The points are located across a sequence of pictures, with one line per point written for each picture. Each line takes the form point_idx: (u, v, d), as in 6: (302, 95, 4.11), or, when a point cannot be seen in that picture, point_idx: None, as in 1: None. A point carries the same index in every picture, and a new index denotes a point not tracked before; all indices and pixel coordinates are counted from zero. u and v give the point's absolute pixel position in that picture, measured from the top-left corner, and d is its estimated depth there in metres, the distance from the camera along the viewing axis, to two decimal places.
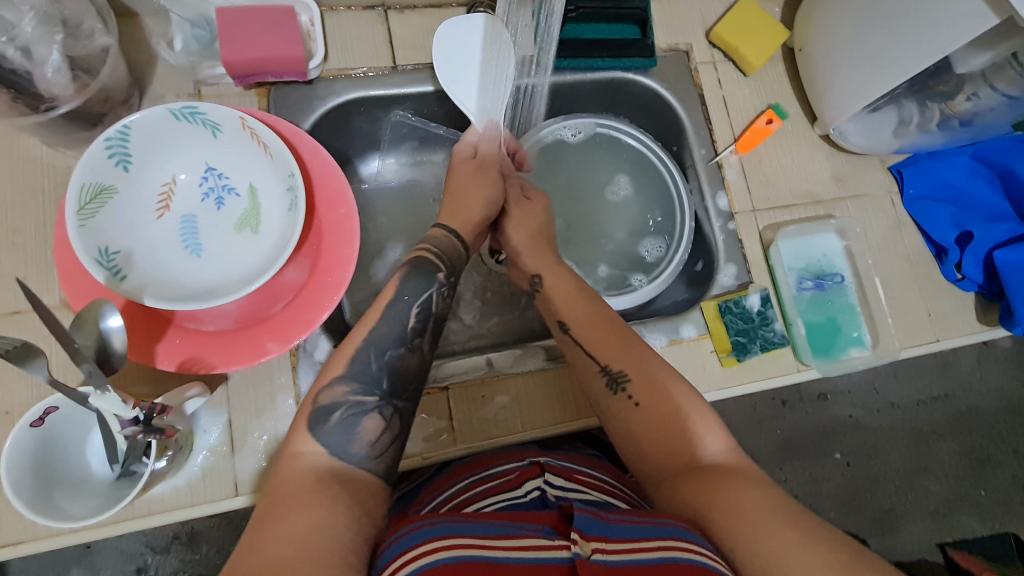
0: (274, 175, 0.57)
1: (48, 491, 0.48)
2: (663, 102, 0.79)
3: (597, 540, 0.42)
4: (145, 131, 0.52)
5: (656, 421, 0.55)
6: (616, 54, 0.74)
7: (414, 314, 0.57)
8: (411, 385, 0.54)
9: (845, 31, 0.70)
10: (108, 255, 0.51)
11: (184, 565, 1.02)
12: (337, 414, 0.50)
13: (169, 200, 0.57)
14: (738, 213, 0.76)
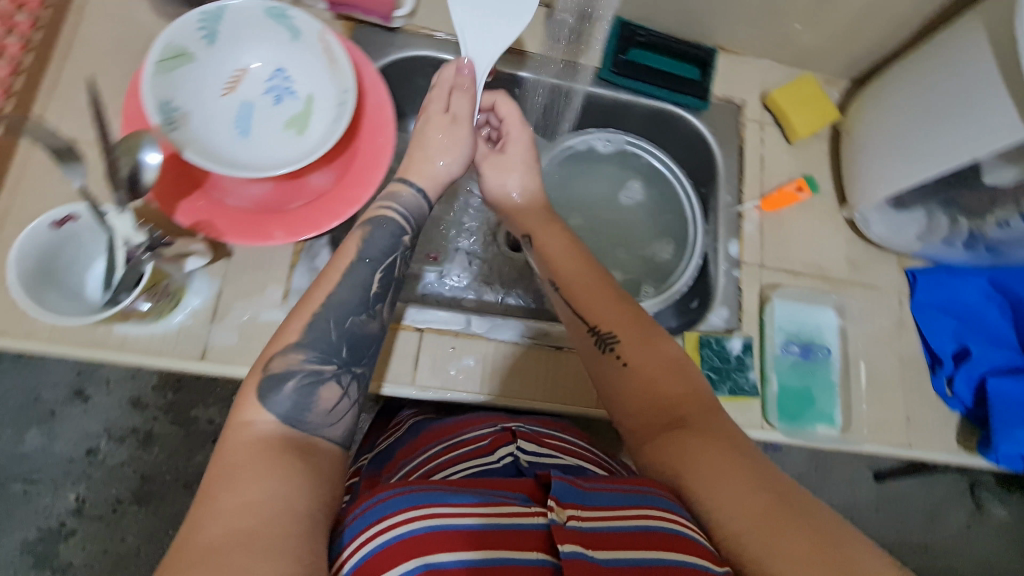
0: (332, 88, 0.62)
1: (42, 288, 0.52)
2: (703, 143, 0.83)
3: (572, 508, 0.43)
4: (236, 17, 0.59)
5: (653, 368, 0.56)
6: (673, 87, 0.80)
7: (377, 278, 0.57)
8: (366, 349, 0.55)
9: (892, 122, 0.74)
10: (168, 108, 0.57)
11: (132, 460, 1.07)
12: (291, 381, 0.50)
13: (236, 84, 0.63)
14: (746, 263, 0.78)
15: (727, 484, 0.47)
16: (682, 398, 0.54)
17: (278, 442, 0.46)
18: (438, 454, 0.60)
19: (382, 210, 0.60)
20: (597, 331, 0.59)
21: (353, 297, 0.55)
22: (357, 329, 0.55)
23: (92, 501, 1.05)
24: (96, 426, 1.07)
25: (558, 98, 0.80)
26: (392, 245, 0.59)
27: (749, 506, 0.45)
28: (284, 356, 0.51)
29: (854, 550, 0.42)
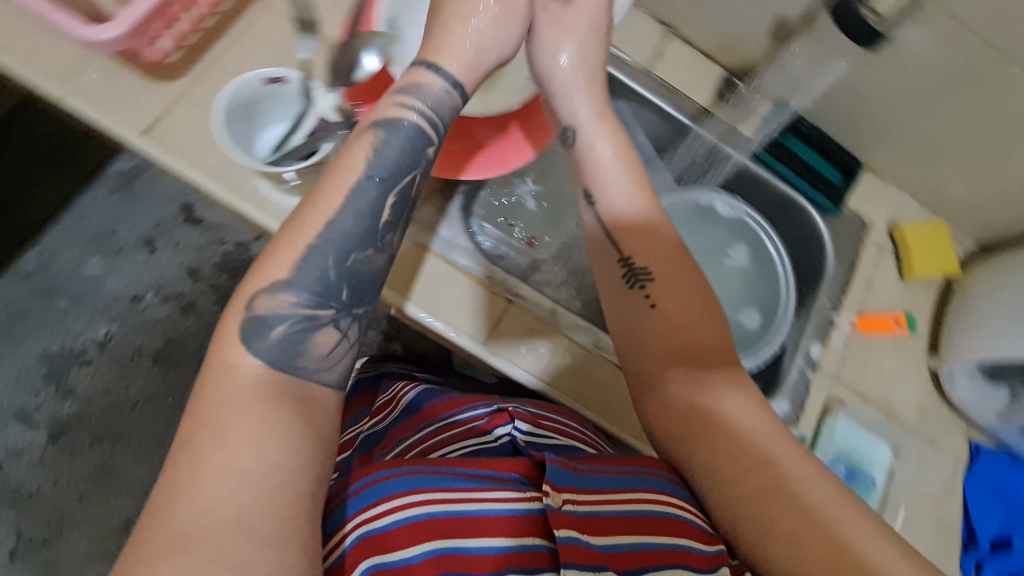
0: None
1: (238, 122, 0.72)
2: (819, 245, 0.89)
3: (568, 490, 0.61)
4: None
5: (685, 319, 0.70)
6: (813, 183, 0.94)
7: (392, 203, 0.63)
8: (365, 291, 0.62)
9: (1012, 301, 0.81)
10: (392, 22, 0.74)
11: (168, 319, 1.53)
12: (281, 328, 0.56)
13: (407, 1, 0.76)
14: (820, 368, 0.85)
15: (721, 431, 0.64)
16: (702, 350, 0.69)
17: (269, 386, 0.54)
18: (443, 433, 0.83)
19: (397, 109, 0.64)
20: (646, 292, 0.71)
21: (356, 231, 0.61)
22: (360, 265, 0.61)
23: (118, 337, 1.49)
24: (148, 277, 1.54)
25: (715, 155, 0.93)
26: (415, 154, 0.64)
27: (746, 447, 0.63)
28: (268, 294, 0.57)
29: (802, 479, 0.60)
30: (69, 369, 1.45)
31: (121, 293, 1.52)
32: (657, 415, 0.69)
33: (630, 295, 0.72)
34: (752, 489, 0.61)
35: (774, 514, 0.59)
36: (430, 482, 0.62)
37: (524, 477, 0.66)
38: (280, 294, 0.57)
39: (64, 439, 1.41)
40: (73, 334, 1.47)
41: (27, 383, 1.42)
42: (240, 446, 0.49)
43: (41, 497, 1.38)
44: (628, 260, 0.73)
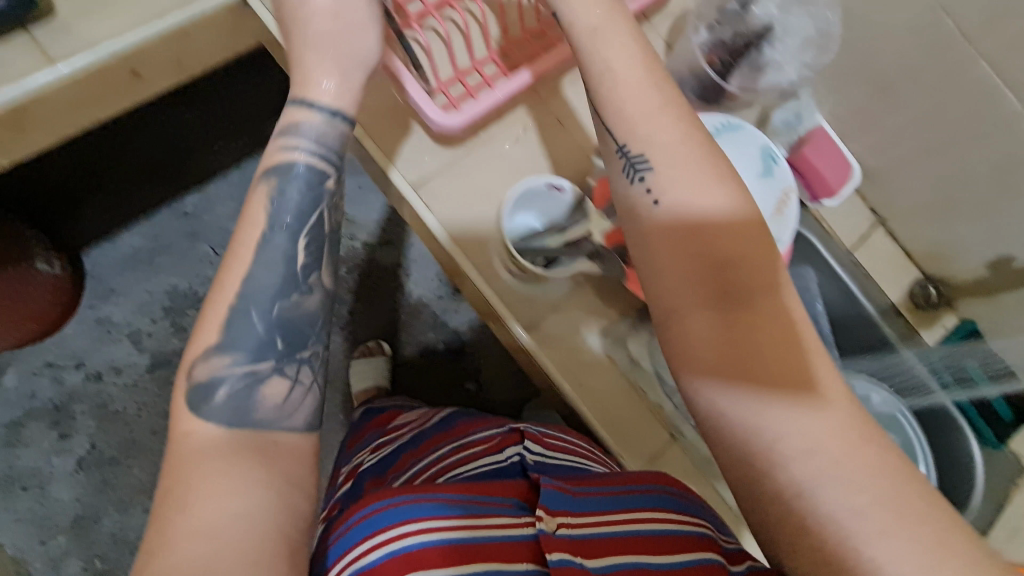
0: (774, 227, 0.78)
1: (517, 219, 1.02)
2: (971, 472, 1.09)
3: (561, 514, 0.73)
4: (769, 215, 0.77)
5: (710, 235, 0.67)
6: (987, 420, 1.14)
7: (303, 245, 0.77)
8: (303, 334, 0.75)
9: None
10: None
11: None
12: (224, 390, 0.67)
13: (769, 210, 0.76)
14: None
15: (760, 400, 0.63)
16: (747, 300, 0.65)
17: (227, 443, 0.64)
18: (455, 453, 0.91)
19: (287, 162, 0.78)
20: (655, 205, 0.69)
21: (276, 285, 0.73)
22: (288, 311, 0.74)
23: None
24: None
25: (906, 373, 1.19)
26: (314, 192, 0.79)
27: (790, 430, 0.62)
28: (208, 363, 0.68)
29: (842, 463, 0.60)
30: (187, 309, 1.54)
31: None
32: (691, 380, 0.67)
33: (641, 205, 0.70)
34: (786, 475, 0.61)
35: (805, 505, 0.60)
36: (428, 505, 0.70)
37: (521, 501, 0.77)
38: (216, 358, 0.68)
39: (162, 369, 1.50)
40: (202, 279, 1.56)
41: (148, 309, 1.52)
42: (201, 500, 0.56)
43: (126, 417, 1.46)
44: (629, 153, 0.71)
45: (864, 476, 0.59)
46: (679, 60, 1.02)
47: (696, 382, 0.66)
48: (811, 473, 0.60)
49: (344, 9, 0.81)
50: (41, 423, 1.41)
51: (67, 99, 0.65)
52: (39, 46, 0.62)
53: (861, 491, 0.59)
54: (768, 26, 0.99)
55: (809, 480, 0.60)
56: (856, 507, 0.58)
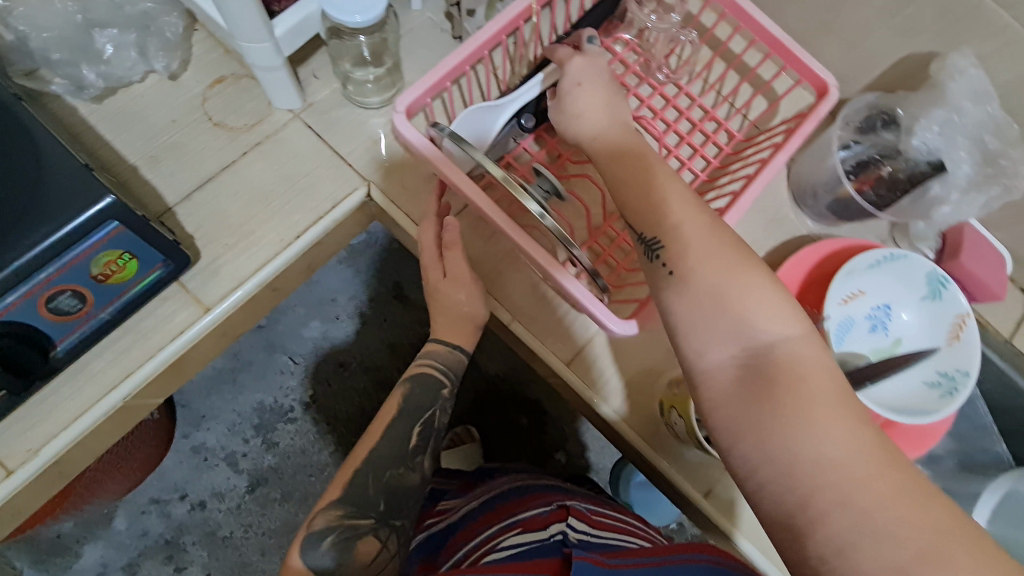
0: (942, 354, 0.67)
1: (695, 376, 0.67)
2: None
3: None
4: (954, 360, 0.66)
5: (635, 194, 0.52)
6: None
7: (417, 431, 0.69)
8: (399, 503, 0.67)
9: None
10: (949, 375, 0.66)
11: (335, 378, 1.60)
12: (329, 539, 0.61)
13: (958, 331, 0.67)
14: None
15: (757, 415, 0.43)
16: (717, 310, 0.46)
17: None
18: (499, 532, 0.74)
19: (422, 367, 0.71)
20: (639, 234, 0.51)
21: (392, 452, 0.68)
22: (396, 481, 0.67)
23: (321, 399, 1.58)
24: (357, 347, 1.63)
25: None
26: (429, 397, 0.71)
27: (825, 455, 0.40)
28: (325, 513, 0.63)
29: (864, 490, 0.39)
30: (276, 424, 1.55)
31: (330, 358, 1.61)
32: (719, 415, 0.45)
33: (657, 279, 0.50)
34: (782, 484, 0.41)
35: (837, 561, 0.38)
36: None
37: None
38: (331, 510, 0.63)
39: (260, 490, 1.51)
40: (285, 391, 1.57)
41: (239, 430, 1.53)
42: None
43: (233, 541, 1.47)
44: (641, 235, 0.51)
45: (902, 529, 0.37)
46: (808, 181, 0.75)
47: (722, 420, 0.45)
48: (833, 486, 0.39)
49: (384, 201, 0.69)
50: (155, 559, 1.43)
51: (215, 333, 0.65)
52: (193, 294, 0.62)
53: (898, 545, 0.37)
54: (935, 163, 0.68)
55: (817, 491, 0.39)
56: (873, 526, 0.38)
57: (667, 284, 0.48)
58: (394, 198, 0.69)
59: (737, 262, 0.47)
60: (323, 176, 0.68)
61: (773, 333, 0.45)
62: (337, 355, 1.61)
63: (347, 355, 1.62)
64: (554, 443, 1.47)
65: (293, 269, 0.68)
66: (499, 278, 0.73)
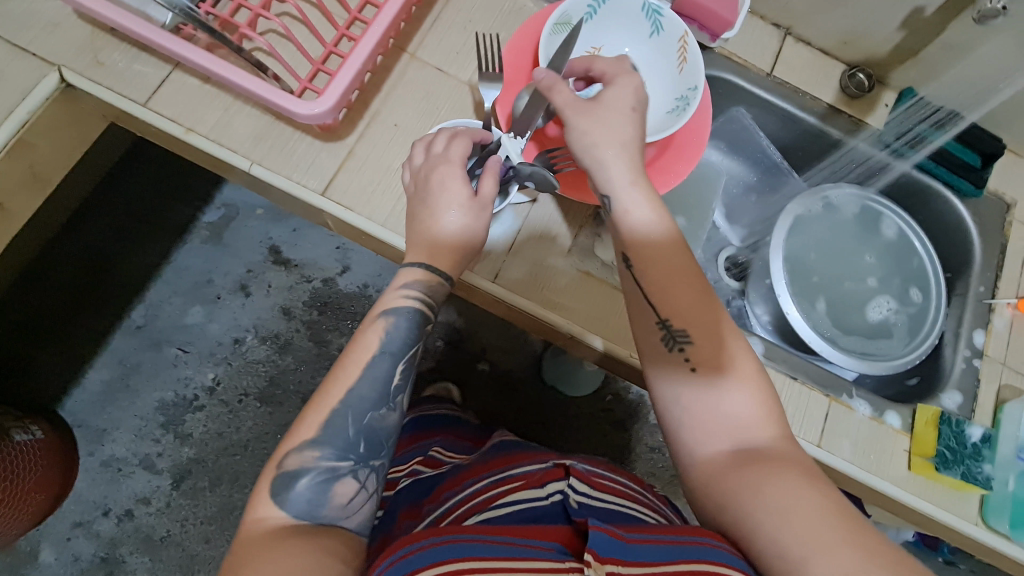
0: (675, 82, 0.69)
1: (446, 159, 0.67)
2: (961, 232, 0.83)
3: (613, 561, 0.45)
4: (683, 81, 0.68)
5: (663, 276, 0.56)
6: (952, 171, 0.82)
7: (397, 371, 0.59)
8: (383, 444, 0.58)
9: None
10: (683, 98, 0.67)
11: (252, 362, 1.36)
12: (303, 479, 0.53)
13: (682, 54, 0.68)
14: (988, 357, 0.77)
15: (739, 478, 0.50)
16: (712, 397, 0.54)
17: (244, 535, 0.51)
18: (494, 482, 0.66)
19: (399, 298, 0.60)
20: (663, 319, 0.56)
21: (371, 392, 0.57)
22: (375, 424, 0.57)
23: (223, 382, 1.34)
24: (247, 319, 1.36)
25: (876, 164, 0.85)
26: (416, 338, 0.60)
27: (795, 510, 0.47)
28: (299, 453, 0.54)
29: (840, 553, 0.44)
30: (184, 416, 1.32)
31: (223, 338, 1.36)
32: (714, 483, 0.51)
33: (676, 370, 0.56)
34: (768, 541, 0.46)
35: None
36: (462, 547, 0.48)
37: (566, 545, 0.49)
38: (309, 448, 0.55)
39: (188, 483, 1.31)
40: (184, 381, 1.33)
41: (146, 433, 1.31)
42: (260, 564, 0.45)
43: (173, 539, 1.28)
44: (665, 321, 0.57)
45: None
46: None
47: (715, 489, 0.51)
48: (804, 538, 0.45)
49: (84, 83, 0.65)
50: None
51: None
52: None
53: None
54: None
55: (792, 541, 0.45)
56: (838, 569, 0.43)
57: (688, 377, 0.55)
58: (97, 79, 0.65)
59: (736, 358, 0.56)
60: (11, 72, 0.64)
61: (750, 412, 0.54)
62: (238, 326, 1.36)
63: (240, 318, 1.36)
64: (521, 380, 1.39)
65: (12, 178, 0.65)
66: (218, 119, 0.66)
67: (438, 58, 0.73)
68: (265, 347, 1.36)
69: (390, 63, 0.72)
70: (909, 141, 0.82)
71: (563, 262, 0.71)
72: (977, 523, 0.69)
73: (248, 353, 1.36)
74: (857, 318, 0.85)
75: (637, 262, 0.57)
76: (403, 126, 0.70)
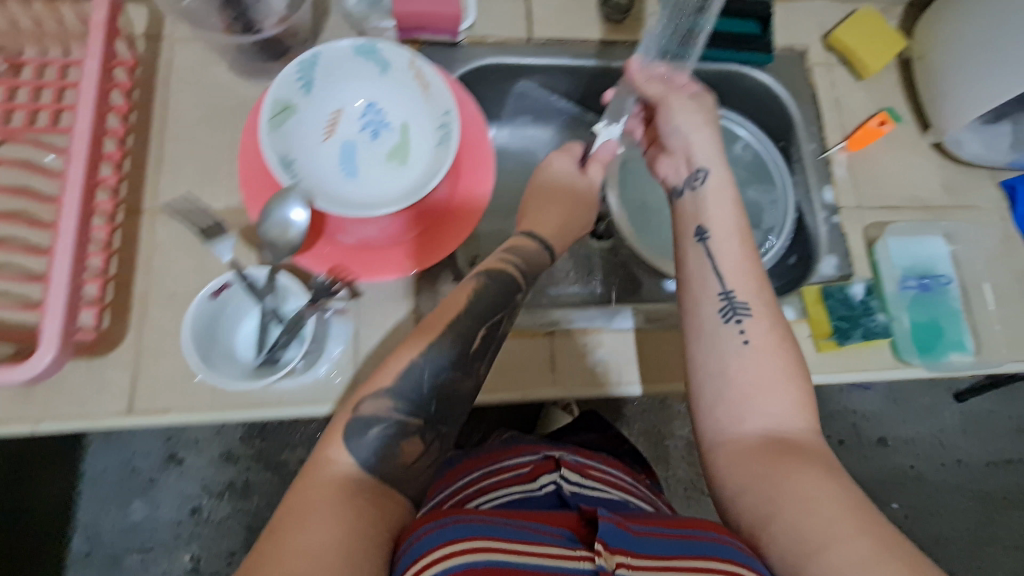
0: (428, 111, 0.63)
1: (211, 350, 0.54)
2: (774, 98, 0.82)
3: (621, 553, 0.44)
4: (437, 101, 0.61)
5: (730, 256, 0.59)
6: (739, 47, 0.78)
7: (481, 334, 0.57)
8: (456, 406, 0.55)
9: (962, 38, 0.75)
10: (446, 120, 0.61)
11: (236, 512, 1.16)
12: (375, 430, 0.51)
13: (421, 77, 0.61)
14: (844, 208, 0.77)
15: (763, 466, 0.49)
16: (749, 387, 0.53)
17: None
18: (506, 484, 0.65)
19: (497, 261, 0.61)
20: (727, 293, 0.58)
21: (451, 354, 0.55)
22: (450, 386, 0.54)
23: (204, 560, 1.14)
24: (194, 485, 1.16)
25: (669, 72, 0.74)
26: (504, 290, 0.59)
27: (815, 504, 0.45)
28: (375, 399, 0.52)
29: (851, 545, 0.42)
30: None
31: (179, 517, 1.16)
32: (740, 470, 0.50)
33: (728, 344, 0.55)
34: (792, 534, 0.45)
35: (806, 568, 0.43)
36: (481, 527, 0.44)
37: (574, 532, 0.47)
38: (380, 403, 0.52)
39: None
40: None
41: None
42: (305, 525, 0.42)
43: None
44: (731, 297, 0.58)
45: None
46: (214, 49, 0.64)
47: (739, 475, 0.50)
48: (819, 525, 0.44)
49: None
50: None
51: None
52: None
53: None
54: None
55: (807, 532, 0.44)
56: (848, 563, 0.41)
57: (742, 355, 0.55)
58: None
59: (780, 348, 0.55)
60: None
61: (782, 402, 0.52)
62: (189, 493, 1.16)
63: (188, 487, 1.16)
64: None
65: None
66: None
67: (182, 199, 0.64)
68: (227, 502, 1.16)
69: (131, 235, 0.62)
70: (681, 38, 0.71)
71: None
72: (896, 365, 0.71)
73: (212, 516, 1.15)
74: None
75: (708, 237, 0.61)
76: (174, 294, 0.61)
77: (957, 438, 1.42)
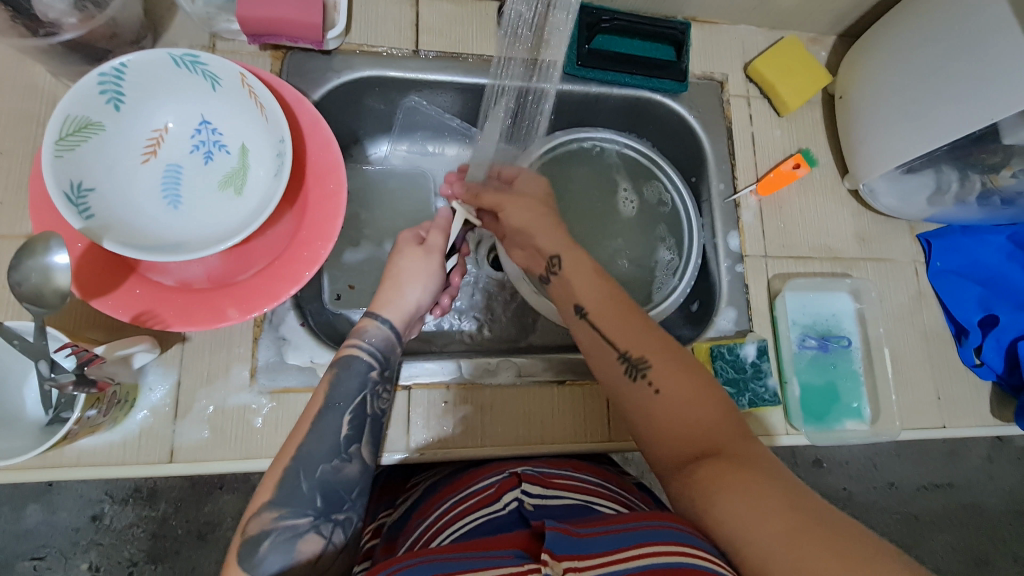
0: (267, 137, 0.55)
1: None
2: (688, 130, 0.75)
3: (568, 561, 0.37)
4: (274, 124, 0.53)
5: (614, 321, 0.51)
6: (648, 74, 0.71)
7: (346, 421, 0.49)
8: (350, 494, 0.48)
9: (876, 81, 0.69)
10: (281, 147, 0.53)
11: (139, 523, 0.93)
12: (267, 544, 0.44)
13: (256, 96, 0.53)
14: (748, 256, 0.72)
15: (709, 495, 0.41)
16: (670, 423, 0.46)
17: None
18: (452, 509, 0.51)
19: (348, 347, 0.52)
20: (621, 352, 0.50)
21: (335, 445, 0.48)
22: (331, 475, 0.47)
23: (106, 569, 0.91)
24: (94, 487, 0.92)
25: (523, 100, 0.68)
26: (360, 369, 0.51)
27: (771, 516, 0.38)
28: (256, 517, 0.45)
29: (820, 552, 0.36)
30: None
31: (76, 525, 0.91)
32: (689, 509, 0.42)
33: (635, 400, 0.48)
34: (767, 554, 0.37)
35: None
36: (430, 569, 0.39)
37: (525, 550, 0.40)
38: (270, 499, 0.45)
39: None
40: None
41: None
42: None
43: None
44: (623, 353, 0.50)
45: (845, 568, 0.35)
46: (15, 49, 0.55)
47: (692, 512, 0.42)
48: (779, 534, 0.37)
49: None
50: None
51: None
52: None
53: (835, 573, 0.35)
54: None
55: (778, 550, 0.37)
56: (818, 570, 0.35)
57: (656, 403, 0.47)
58: None
59: (687, 380, 0.48)
60: None
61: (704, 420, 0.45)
62: (89, 497, 0.91)
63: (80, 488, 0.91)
64: None
65: None
66: None
67: None
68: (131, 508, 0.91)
69: None
70: (528, 65, 0.66)
71: (248, 394, 0.57)
72: (786, 431, 0.67)
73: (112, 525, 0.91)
74: (625, 260, 0.77)
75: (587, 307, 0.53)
76: None
77: (891, 460, 1.21)
